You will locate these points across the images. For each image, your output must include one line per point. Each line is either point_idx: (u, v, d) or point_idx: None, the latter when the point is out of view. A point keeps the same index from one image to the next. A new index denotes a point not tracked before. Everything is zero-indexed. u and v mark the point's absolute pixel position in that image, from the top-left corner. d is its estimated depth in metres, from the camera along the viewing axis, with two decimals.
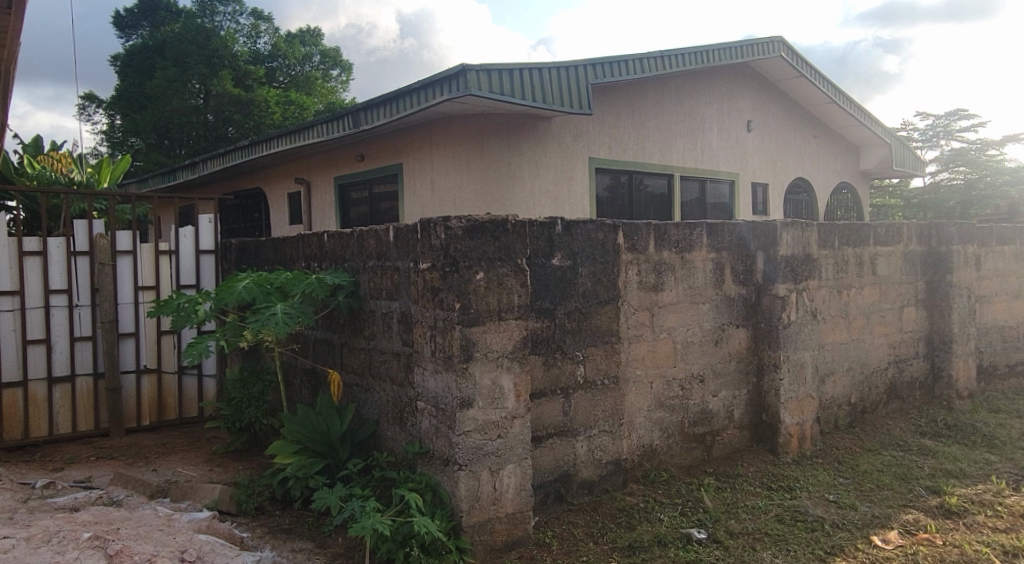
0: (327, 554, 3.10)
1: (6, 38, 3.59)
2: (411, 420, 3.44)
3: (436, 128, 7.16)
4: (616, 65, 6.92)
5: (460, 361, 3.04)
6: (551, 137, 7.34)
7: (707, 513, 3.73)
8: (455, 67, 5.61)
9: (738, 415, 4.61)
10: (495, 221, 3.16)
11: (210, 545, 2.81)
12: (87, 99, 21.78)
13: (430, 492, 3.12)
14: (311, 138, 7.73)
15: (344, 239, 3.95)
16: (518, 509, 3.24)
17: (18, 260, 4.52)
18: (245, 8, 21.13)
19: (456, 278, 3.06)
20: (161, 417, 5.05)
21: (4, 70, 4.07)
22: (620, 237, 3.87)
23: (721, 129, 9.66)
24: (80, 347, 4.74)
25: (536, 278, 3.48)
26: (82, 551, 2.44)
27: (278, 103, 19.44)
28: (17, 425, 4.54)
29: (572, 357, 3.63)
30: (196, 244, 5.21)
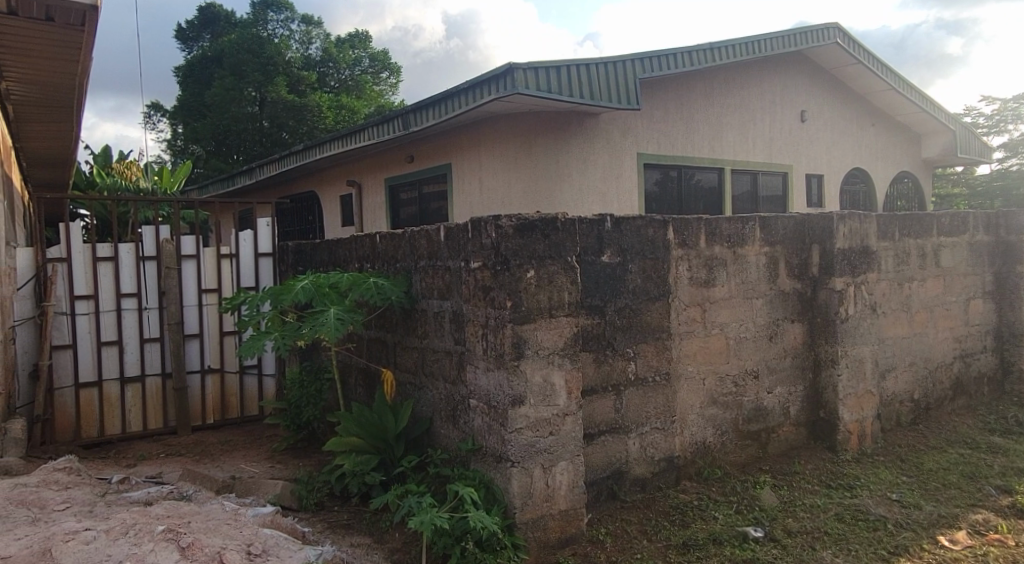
0: (385, 550, 3.19)
1: (80, 53, 3.79)
2: (464, 417, 3.49)
3: (485, 127, 7.22)
4: (663, 59, 6.84)
5: (512, 359, 3.09)
6: (599, 133, 7.29)
7: (764, 512, 3.67)
8: (502, 66, 5.64)
9: (794, 412, 4.52)
10: (545, 219, 3.18)
11: (274, 539, 2.91)
12: (150, 109, 22.81)
13: (484, 488, 3.17)
14: (362, 140, 7.90)
15: (395, 240, 4.04)
16: (571, 505, 3.26)
17: (92, 265, 4.77)
18: (297, 15, 21.77)
19: (507, 277, 3.09)
20: (224, 415, 5.27)
21: (76, 83, 4.30)
22: (670, 233, 3.84)
23: (773, 120, 9.42)
24: (149, 348, 4.97)
25: (586, 276, 3.48)
26: (158, 543, 2.56)
27: (329, 107, 19.93)
28: (93, 422, 4.80)
29: (623, 354, 3.62)
30: (255, 247, 5.40)
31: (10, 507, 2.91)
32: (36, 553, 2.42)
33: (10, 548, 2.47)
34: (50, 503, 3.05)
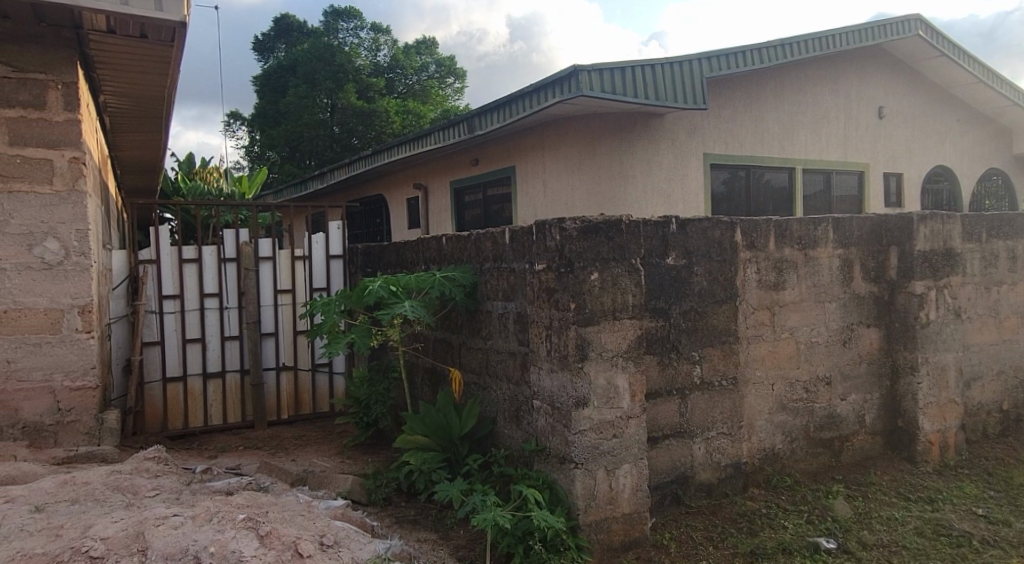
0: (450, 546, 3.27)
1: (170, 68, 4.05)
2: (528, 418, 3.53)
3: (549, 130, 7.25)
4: (730, 58, 6.70)
5: (576, 361, 3.10)
6: (664, 134, 7.20)
7: (837, 522, 3.55)
8: (567, 68, 5.64)
9: (870, 421, 4.34)
10: (609, 222, 3.18)
11: (345, 531, 3.03)
12: (230, 118, 23.94)
13: (547, 489, 3.20)
14: (429, 144, 8.07)
15: (461, 243, 4.12)
16: (635, 509, 3.25)
17: (178, 266, 5.06)
18: (366, 23, 22.43)
19: (571, 279, 3.11)
20: (298, 411, 5.50)
21: (165, 94, 4.59)
22: (737, 235, 3.77)
23: (849, 116, 9.06)
24: (229, 345, 5.24)
25: (651, 278, 3.46)
26: (239, 530, 2.71)
27: (397, 112, 20.39)
28: (178, 415, 5.10)
29: (689, 357, 3.58)
30: (327, 249, 5.60)
31: (108, 492, 3.14)
32: (131, 535, 2.60)
33: (108, 529, 2.67)
34: (142, 489, 3.27)
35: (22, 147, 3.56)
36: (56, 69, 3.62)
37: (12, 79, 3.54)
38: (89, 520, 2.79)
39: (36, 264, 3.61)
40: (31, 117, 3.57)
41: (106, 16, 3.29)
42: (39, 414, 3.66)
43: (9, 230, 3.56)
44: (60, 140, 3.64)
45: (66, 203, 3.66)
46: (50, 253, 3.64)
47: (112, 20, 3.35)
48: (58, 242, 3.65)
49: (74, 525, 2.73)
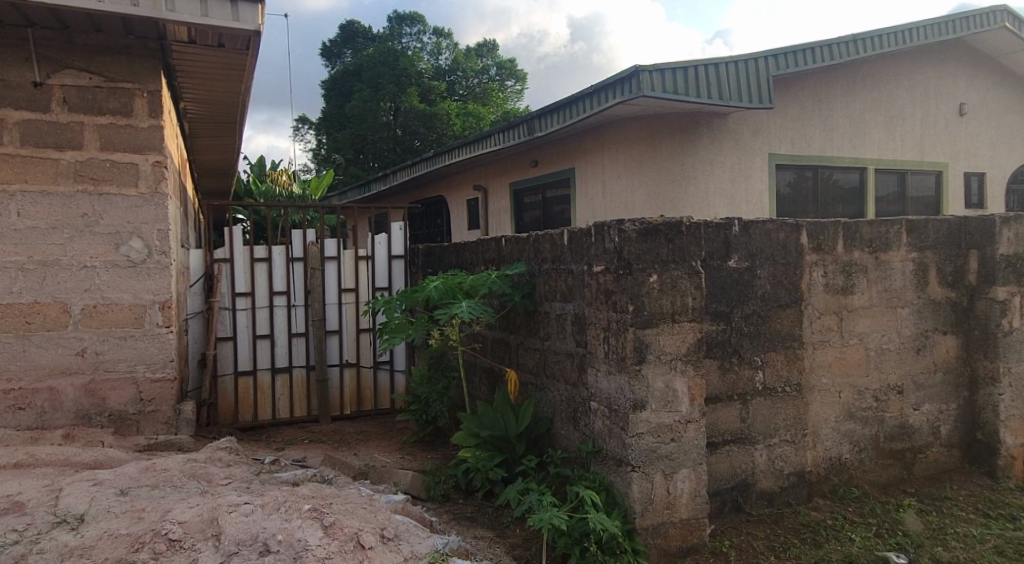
0: (506, 544, 3.30)
1: (244, 74, 4.25)
2: (585, 419, 3.53)
3: (609, 130, 7.23)
4: (797, 55, 6.50)
5: (634, 363, 3.09)
6: (727, 134, 7.05)
7: (908, 537, 3.39)
8: (628, 69, 5.59)
9: (945, 433, 4.14)
10: (669, 223, 3.15)
11: (405, 525, 3.11)
12: (299, 122, 24.81)
13: (604, 491, 3.19)
14: (489, 146, 8.16)
15: (520, 243, 4.15)
16: (694, 515, 3.20)
17: (250, 265, 5.28)
18: (429, 28, 22.91)
19: (630, 281, 3.09)
20: (360, 406, 5.67)
21: (239, 100, 4.82)
22: (803, 237, 3.67)
23: (926, 113, 8.65)
24: (296, 342, 5.44)
25: (712, 281, 3.40)
26: (304, 520, 2.82)
27: (457, 115, 20.66)
28: (248, 407, 5.33)
29: (751, 362, 3.51)
30: (389, 250, 5.75)
31: (184, 479, 3.32)
32: (206, 521, 2.74)
33: (185, 514, 2.83)
34: (216, 478, 3.44)
35: (111, 151, 3.79)
36: (142, 77, 3.84)
37: (103, 88, 3.77)
38: (168, 505, 2.96)
39: (122, 263, 3.84)
40: (120, 123, 3.81)
41: (188, 27, 3.49)
42: (124, 404, 3.90)
43: (97, 230, 3.79)
44: (145, 144, 3.87)
45: (149, 205, 3.88)
46: (134, 251, 3.86)
47: (193, 31, 3.55)
48: (142, 241, 3.88)
49: (154, 508, 2.90)
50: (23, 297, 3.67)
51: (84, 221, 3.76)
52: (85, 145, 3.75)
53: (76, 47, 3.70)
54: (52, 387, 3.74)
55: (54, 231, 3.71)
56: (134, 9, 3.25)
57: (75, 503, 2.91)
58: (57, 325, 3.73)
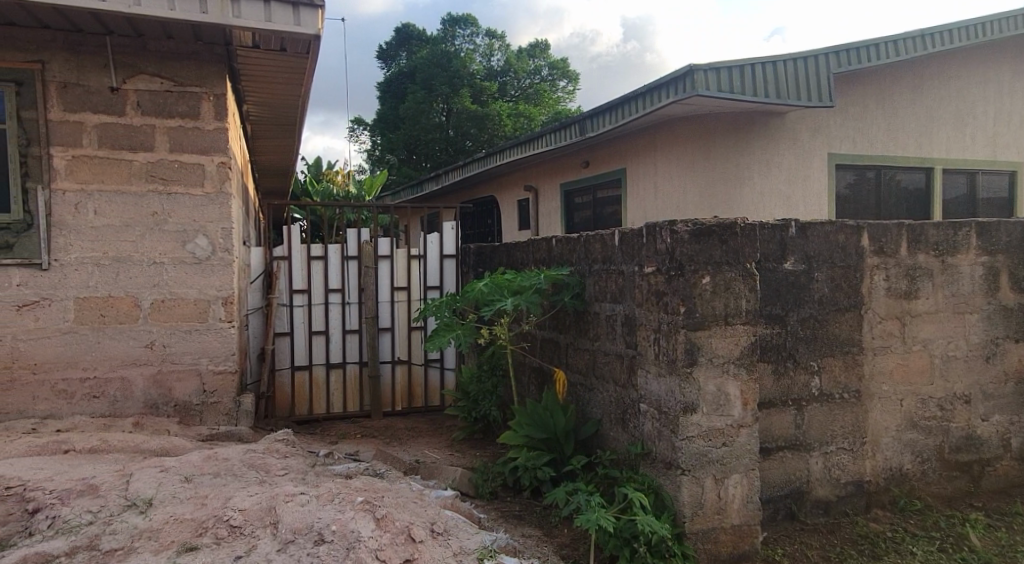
0: (553, 543, 3.32)
1: (304, 77, 4.39)
2: (634, 421, 3.51)
3: (662, 131, 7.19)
4: (859, 52, 6.29)
5: (684, 365, 3.05)
6: (785, 133, 6.85)
7: (974, 553, 3.24)
8: (682, 68, 5.51)
9: (1016, 446, 3.95)
10: (723, 224, 3.10)
11: (454, 521, 3.16)
12: (355, 123, 25.38)
13: (653, 494, 3.17)
14: (540, 147, 8.19)
15: (571, 244, 4.15)
16: (745, 521, 3.15)
17: (307, 263, 5.43)
18: (481, 30, 23.10)
19: (682, 282, 3.06)
20: (411, 403, 5.77)
21: (298, 102, 4.97)
22: (864, 239, 3.55)
23: (999, 110, 8.23)
24: (350, 338, 5.58)
25: (766, 284, 3.34)
26: (357, 511, 2.89)
27: (509, 115, 20.75)
28: (304, 401, 5.49)
29: (806, 367, 3.42)
30: (440, 249, 5.84)
31: (244, 469, 3.45)
32: (264, 509, 2.84)
33: (245, 502, 2.94)
34: (274, 468, 3.56)
35: (180, 153, 3.97)
36: (209, 81, 4.01)
37: (173, 93, 3.95)
38: (229, 493, 3.08)
39: (188, 259, 4.02)
40: (188, 125, 3.99)
41: (253, 32, 3.64)
42: (189, 395, 4.07)
43: (166, 227, 3.97)
44: (211, 146, 4.04)
45: (214, 204, 4.06)
46: (199, 248, 4.04)
47: (257, 36, 3.69)
48: (207, 239, 4.06)
49: (216, 495, 3.02)
50: (98, 292, 3.87)
51: (155, 219, 3.95)
52: (156, 147, 3.94)
53: (149, 53, 3.88)
54: (123, 377, 3.94)
55: (127, 228, 3.90)
56: (203, 16, 3.40)
57: (143, 487, 3.06)
58: (128, 318, 3.93)
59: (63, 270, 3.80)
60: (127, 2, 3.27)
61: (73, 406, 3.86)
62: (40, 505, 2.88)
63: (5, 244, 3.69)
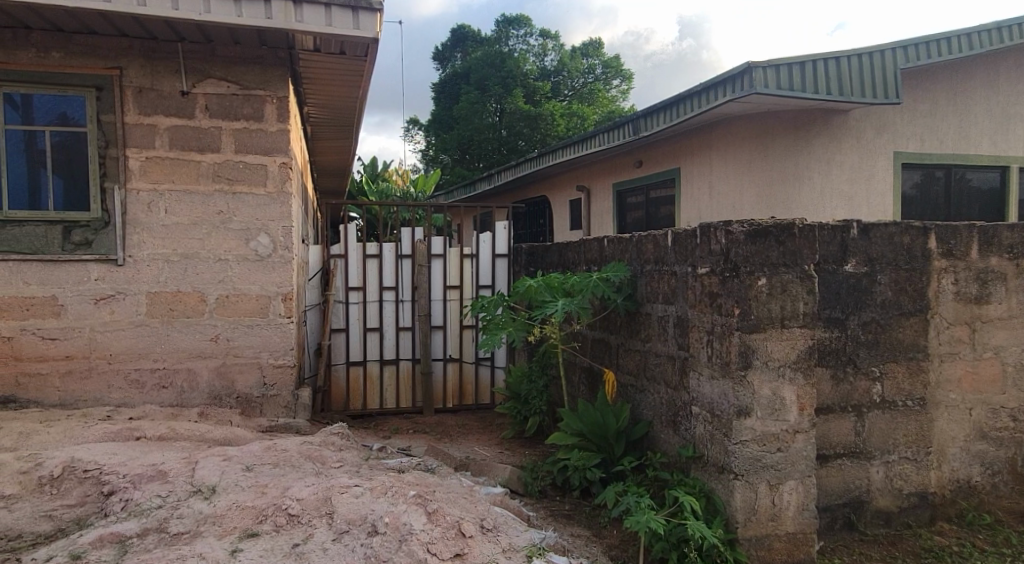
0: (603, 544, 3.31)
1: (362, 80, 4.50)
2: (685, 424, 3.46)
3: (718, 131, 7.06)
4: (929, 47, 6.04)
5: (738, 369, 3.00)
6: (848, 131, 6.61)
7: None
8: (739, 66, 5.40)
9: None
10: (780, 225, 3.04)
11: (503, 518, 3.19)
12: (410, 124, 25.81)
13: (704, 498, 3.13)
14: (593, 146, 8.17)
15: (623, 244, 4.13)
16: (801, 529, 3.08)
17: (363, 261, 5.56)
18: (536, 30, 23.15)
19: (736, 285, 3.01)
20: (462, 401, 5.84)
21: (354, 103, 5.10)
22: (931, 241, 3.42)
23: None
24: (403, 335, 5.69)
25: (826, 287, 3.24)
26: (410, 505, 2.95)
27: (562, 115, 20.73)
28: (358, 396, 5.63)
29: (867, 373, 3.32)
30: (493, 248, 5.88)
31: (301, 460, 3.56)
32: (321, 499, 2.94)
33: (303, 491, 3.04)
34: (329, 460, 3.66)
35: (244, 154, 4.14)
36: (273, 85, 4.16)
37: (238, 96, 4.12)
38: (287, 482, 3.19)
39: (251, 257, 4.18)
40: (252, 127, 4.14)
41: (313, 36, 3.76)
42: (250, 387, 4.24)
43: (231, 226, 4.14)
44: (273, 148, 4.19)
45: (276, 204, 4.21)
46: (262, 246, 4.20)
47: (318, 40, 3.82)
48: (269, 237, 4.21)
49: (276, 485, 3.14)
50: (167, 287, 4.06)
51: (221, 218, 4.12)
52: (223, 148, 4.11)
53: (217, 58, 4.06)
54: (189, 369, 4.12)
55: (195, 227, 4.09)
56: (268, 22, 3.53)
57: (208, 474, 3.20)
58: (195, 313, 4.11)
59: (136, 266, 4.01)
60: (198, 10, 3.44)
61: (144, 395, 4.07)
62: (115, 488, 3.05)
63: (85, 241, 3.94)
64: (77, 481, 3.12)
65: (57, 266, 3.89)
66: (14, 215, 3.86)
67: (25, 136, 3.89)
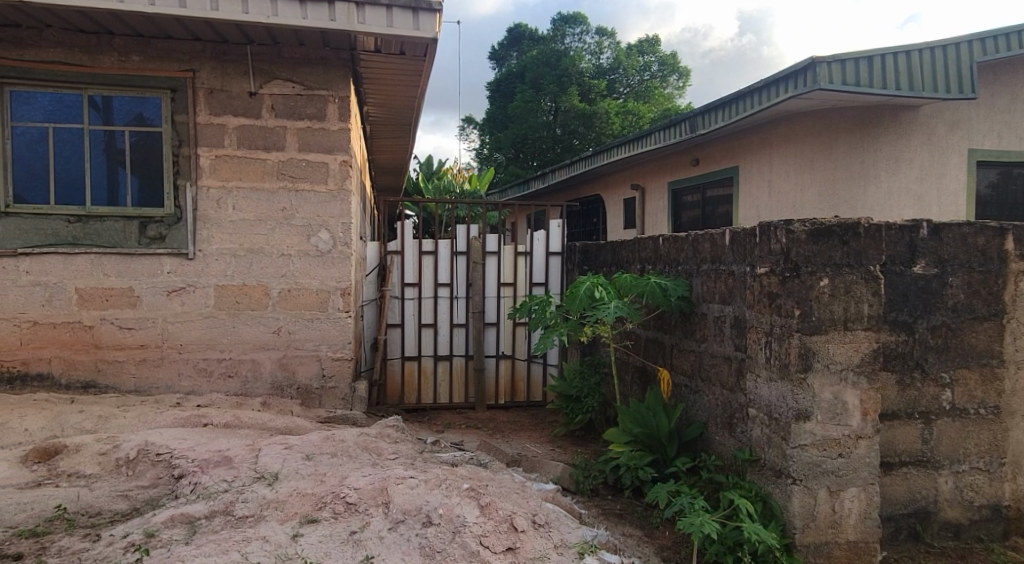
0: (655, 545, 3.29)
1: (420, 79, 4.60)
2: (741, 426, 3.40)
3: (779, 127, 6.95)
4: (1008, 38, 5.74)
5: (798, 371, 2.93)
6: (916, 128, 6.25)
7: None
8: (803, 61, 5.24)
9: None
10: (844, 225, 2.95)
11: (555, 514, 3.20)
12: (465, 123, 26.06)
13: (761, 502, 3.07)
14: (648, 144, 8.08)
15: (679, 242, 4.08)
16: (862, 538, 2.99)
17: (419, 258, 5.66)
18: (592, 28, 23.02)
19: (797, 285, 2.94)
20: (514, 398, 5.89)
21: (413, 102, 5.19)
22: (1008, 242, 3.26)
23: None
24: (457, 332, 5.76)
25: (892, 288, 3.13)
26: (463, 498, 2.99)
27: (617, 113, 20.59)
28: (413, 391, 5.72)
29: (936, 379, 3.19)
30: (547, 246, 5.91)
31: (358, 450, 3.65)
32: (377, 488, 3.01)
33: (360, 481, 3.12)
34: (385, 451, 3.75)
35: (307, 153, 4.27)
36: (335, 85, 4.29)
37: (302, 96, 4.26)
38: (345, 472, 3.29)
39: (313, 252, 4.32)
40: (315, 127, 4.28)
41: (375, 37, 3.86)
42: (310, 378, 4.37)
43: (294, 222, 4.29)
44: (334, 146, 4.32)
45: (337, 201, 4.34)
46: (322, 242, 4.33)
47: (379, 41, 3.92)
48: (329, 233, 4.34)
49: (334, 474, 3.24)
50: (234, 280, 4.23)
51: (284, 215, 4.27)
52: (287, 147, 4.25)
53: (283, 59, 4.20)
54: (254, 359, 4.29)
55: (260, 223, 4.24)
56: (333, 23, 3.64)
57: (271, 462, 3.33)
58: (259, 306, 4.27)
59: (206, 260, 4.19)
60: (267, 13, 3.56)
61: (211, 384, 4.25)
62: (185, 471, 3.20)
63: (159, 236, 4.15)
64: (150, 463, 3.30)
65: (133, 259, 4.11)
66: (95, 211, 4.10)
67: (105, 137, 4.11)
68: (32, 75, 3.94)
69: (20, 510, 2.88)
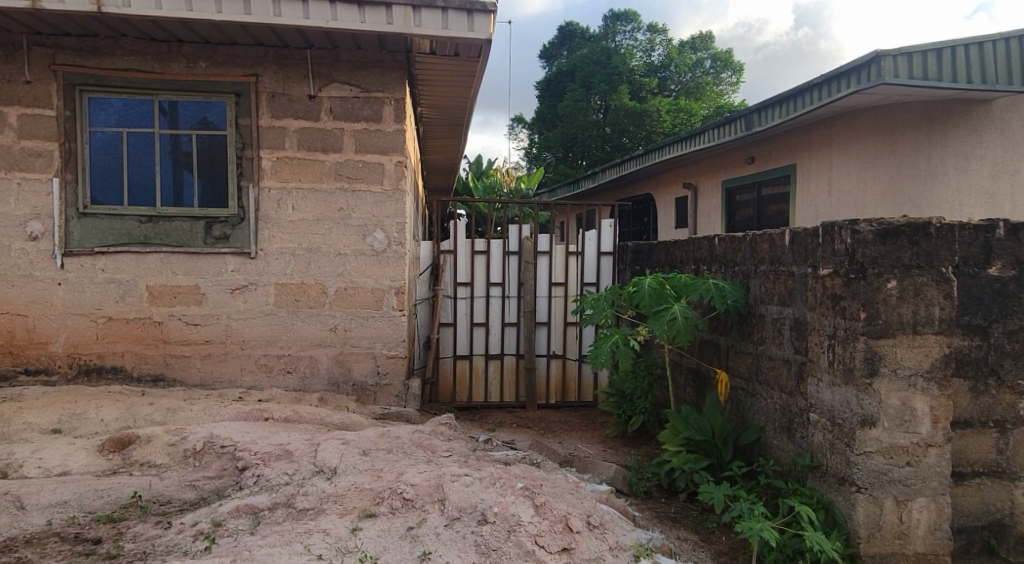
0: (711, 550, 3.24)
1: (474, 80, 4.63)
2: (802, 431, 3.32)
3: (839, 124, 6.78)
4: None
5: (864, 376, 2.84)
6: (990, 122, 5.47)
7: None
8: (866, 55, 5.08)
9: None
10: (914, 225, 2.84)
11: (609, 516, 3.18)
12: (514, 122, 26.09)
13: (823, 510, 2.99)
14: (701, 142, 7.95)
15: (736, 243, 4.00)
16: (931, 550, 2.88)
17: (471, 257, 5.70)
18: (643, 25, 22.77)
19: (863, 287, 2.84)
20: (565, 398, 5.88)
21: (467, 103, 5.24)
22: None
23: None
24: (508, 331, 5.78)
25: (965, 291, 3.00)
26: (517, 497, 3.00)
27: (668, 111, 20.29)
28: (464, 389, 5.77)
29: (1013, 387, 3.05)
30: (598, 246, 5.88)
31: (413, 447, 3.71)
32: (432, 485, 3.05)
33: (417, 477, 3.17)
34: (439, 448, 3.79)
35: (364, 153, 4.36)
36: (391, 87, 4.36)
37: (359, 98, 4.34)
38: (401, 468, 3.35)
39: (369, 252, 4.40)
40: (371, 128, 4.36)
41: (430, 39, 3.91)
42: (365, 375, 4.46)
43: (350, 222, 4.38)
44: (391, 147, 4.39)
45: (392, 201, 4.41)
46: (377, 241, 4.41)
47: (434, 43, 3.97)
48: (384, 233, 4.41)
49: (390, 470, 3.29)
50: (294, 278, 4.35)
51: (341, 215, 4.37)
52: (344, 148, 4.34)
53: (341, 62, 4.29)
54: (312, 356, 4.40)
55: (318, 223, 4.35)
56: (389, 27, 3.71)
57: (329, 456, 3.40)
58: (317, 304, 4.38)
59: (266, 259, 4.32)
60: (326, 17, 3.64)
61: (271, 379, 4.37)
62: (248, 464, 3.31)
63: (223, 235, 4.30)
64: (215, 454, 3.42)
65: (199, 258, 4.26)
66: (164, 212, 4.27)
67: (172, 140, 4.28)
68: (108, 82, 4.13)
69: (98, 496, 3.03)
